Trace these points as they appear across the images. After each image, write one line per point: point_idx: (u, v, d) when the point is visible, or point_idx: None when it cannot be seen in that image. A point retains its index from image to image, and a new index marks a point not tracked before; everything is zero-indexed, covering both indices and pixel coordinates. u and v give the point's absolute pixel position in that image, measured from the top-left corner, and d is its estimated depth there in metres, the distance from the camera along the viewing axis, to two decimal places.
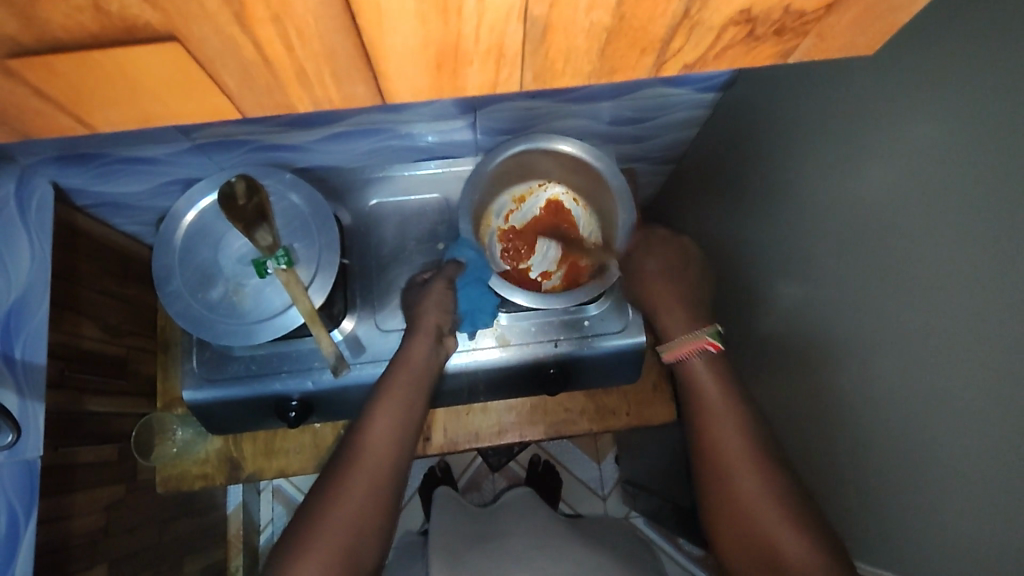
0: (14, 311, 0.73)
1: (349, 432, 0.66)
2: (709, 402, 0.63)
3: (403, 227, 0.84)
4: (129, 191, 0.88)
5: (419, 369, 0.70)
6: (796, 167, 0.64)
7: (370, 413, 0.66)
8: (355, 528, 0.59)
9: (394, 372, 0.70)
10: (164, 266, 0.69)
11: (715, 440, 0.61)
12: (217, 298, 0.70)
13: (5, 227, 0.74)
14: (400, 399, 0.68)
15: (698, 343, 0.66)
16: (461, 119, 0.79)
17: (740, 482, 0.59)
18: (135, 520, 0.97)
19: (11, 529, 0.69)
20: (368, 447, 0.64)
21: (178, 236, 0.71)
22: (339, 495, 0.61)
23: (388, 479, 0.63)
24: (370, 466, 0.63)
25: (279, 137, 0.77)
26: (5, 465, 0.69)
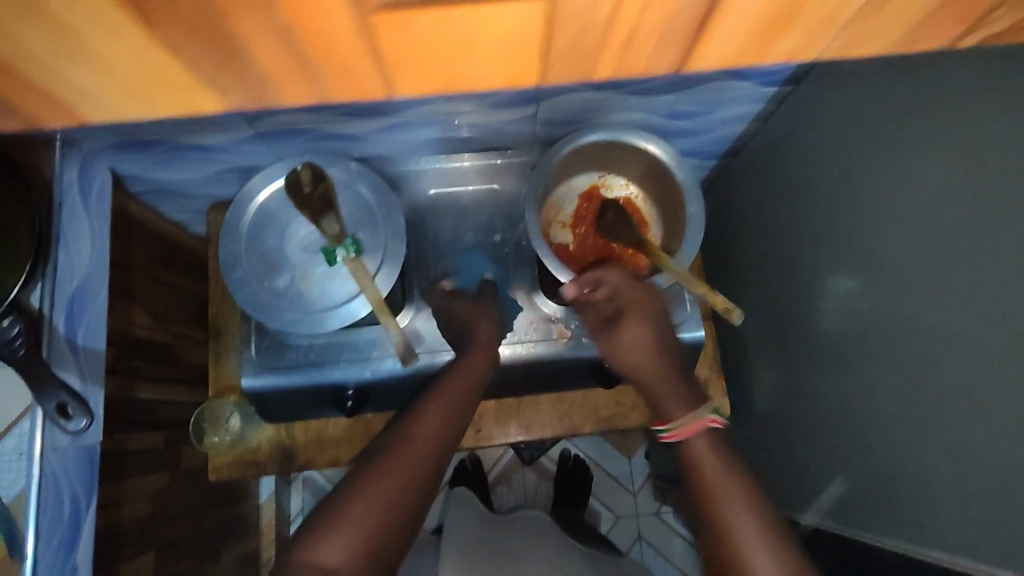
0: (78, 294, 0.73)
1: (396, 425, 0.66)
2: (707, 462, 0.62)
3: (459, 218, 0.84)
4: (183, 178, 0.88)
5: (473, 378, 0.70)
6: (869, 164, 0.63)
7: (416, 415, 0.66)
8: (382, 512, 0.57)
9: (447, 380, 0.69)
10: (231, 253, 0.69)
11: (710, 486, 0.60)
12: (283, 286, 0.70)
13: (68, 212, 0.74)
14: (446, 407, 0.67)
15: (701, 422, 0.64)
16: (524, 110, 0.79)
17: (744, 530, 0.57)
18: (179, 507, 0.98)
19: (76, 516, 0.69)
20: (403, 445, 0.62)
21: (244, 222, 0.71)
22: (374, 481, 0.59)
23: (420, 477, 0.61)
24: (408, 460, 0.61)
25: (341, 124, 0.77)
26: (68, 448, 0.69)
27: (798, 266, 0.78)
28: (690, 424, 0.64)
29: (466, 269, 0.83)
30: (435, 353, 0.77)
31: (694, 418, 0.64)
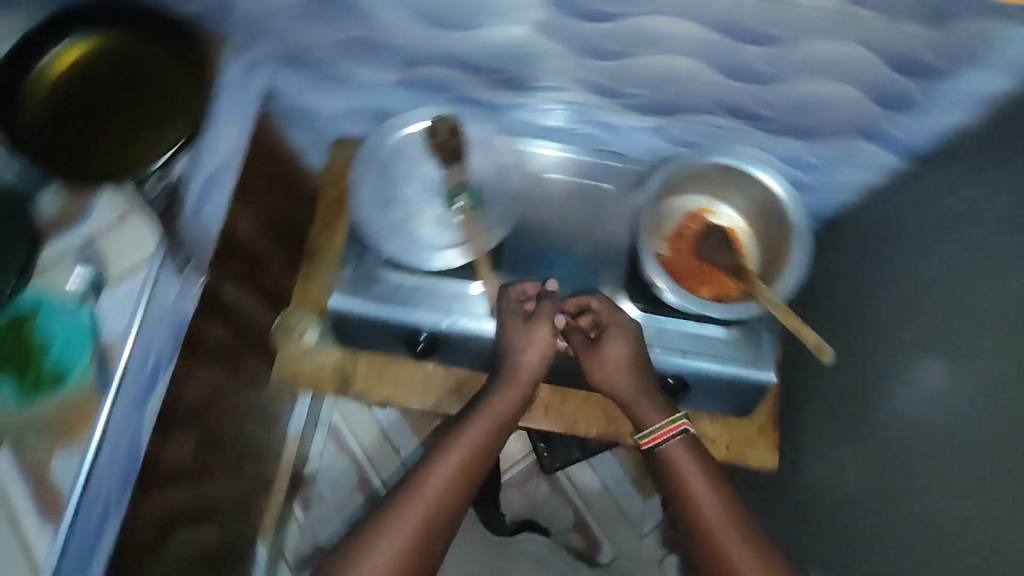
0: (212, 175, 0.81)
1: (440, 433, 0.77)
2: (683, 465, 0.75)
3: (563, 204, 0.87)
4: (324, 105, 0.94)
5: (492, 419, 0.76)
6: (983, 238, 0.63)
7: (434, 467, 0.73)
8: (417, 525, 0.70)
9: (472, 427, 0.76)
10: (361, 177, 0.75)
11: (688, 487, 0.74)
12: (397, 219, 0.74)
13: (225, 103, 0.82)
14: (467, 452, 0.75)
15: (673, 427, 0.76)
16: (654, 119, 0.83)
17: (717, 524, 0.72)
18: (225, 408, 1.02)
19: (154, 374, 0.74)
20: (424, 493, 0.72)
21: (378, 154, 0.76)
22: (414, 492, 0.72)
23: (436, 533, 0.71)
24: (444, 474, 0.73)
25: (485, 90, 0.83)
26: (168, 310, 0.75)
27: (879, 331, 0.77)
28: (671, 432, 0.76)
29: (555, 252, 0.85)
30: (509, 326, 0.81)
31: (672, 424, 0.76)
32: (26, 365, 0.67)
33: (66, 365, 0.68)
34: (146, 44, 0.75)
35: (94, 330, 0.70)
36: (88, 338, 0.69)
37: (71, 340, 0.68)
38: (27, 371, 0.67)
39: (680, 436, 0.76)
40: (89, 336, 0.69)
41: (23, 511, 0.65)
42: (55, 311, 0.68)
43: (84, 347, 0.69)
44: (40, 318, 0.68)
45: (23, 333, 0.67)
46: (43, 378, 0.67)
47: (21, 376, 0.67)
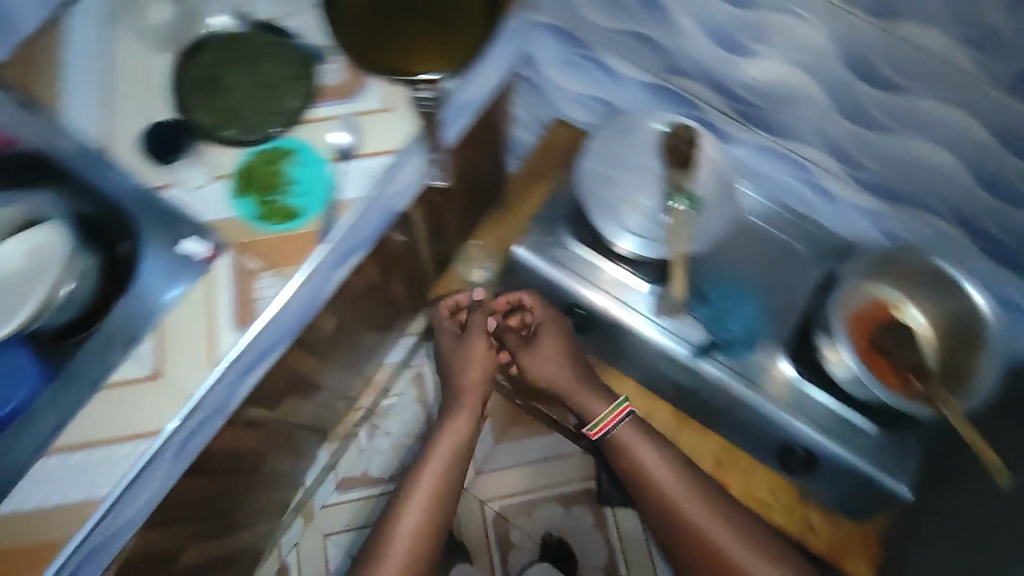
0: (463, 106, 0.88)
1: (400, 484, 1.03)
2: (635, 452, 0.99)
3: (752, 246, 0.89)
4: (566, 84, 1.02)
5: (457, 435, 1.04)
6: None
7: (413, 491, 1.00)
8: (421, 506, 0.99)
9: (431, 458, 1.02)
10: (598, 145, 0.85)
11: (648, 475, 0.98)
12: (613, 196, 0.81)
13: (498, 52, 0.90)
14: (435, 474, 1.02)
15: (622, 411, 1.02)
16: (877, 203, 0.83)
17: (679, 501, 0.96)
18: (365, 310, 1.09)
19: (350, 249, 0.82)
20: (415, 505, 0.99)
21: (616, 135, 0.85)
22: (411, 488, 1.01)
23: (424, 527, 0.99)
24: (434, 471, 1.02)
25: (728, 123, 0.86)
26: (385, 202, 0.83)
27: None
28: (615, 418, 1.01)
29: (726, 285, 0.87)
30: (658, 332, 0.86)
31: (617, 409, 1.00)
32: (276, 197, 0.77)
33: (304, 206, 0.77)
34: None
35: (334, 186, 0.78)
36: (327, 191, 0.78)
37: (313, 189, 0.78)
38: (274, 201, 0.77)
39: (624, 421, 1.01)
40: (329, 189, 0.78)
41: (221, 308, 0.73)
42: (310, 162, 0.78)
43: (321, 196, 0.78)
44: (297, 163, 0.78)
45: (281, 171, 0.77)
46: (284, 211, 0.76)
47: (269, 204, 0.77)
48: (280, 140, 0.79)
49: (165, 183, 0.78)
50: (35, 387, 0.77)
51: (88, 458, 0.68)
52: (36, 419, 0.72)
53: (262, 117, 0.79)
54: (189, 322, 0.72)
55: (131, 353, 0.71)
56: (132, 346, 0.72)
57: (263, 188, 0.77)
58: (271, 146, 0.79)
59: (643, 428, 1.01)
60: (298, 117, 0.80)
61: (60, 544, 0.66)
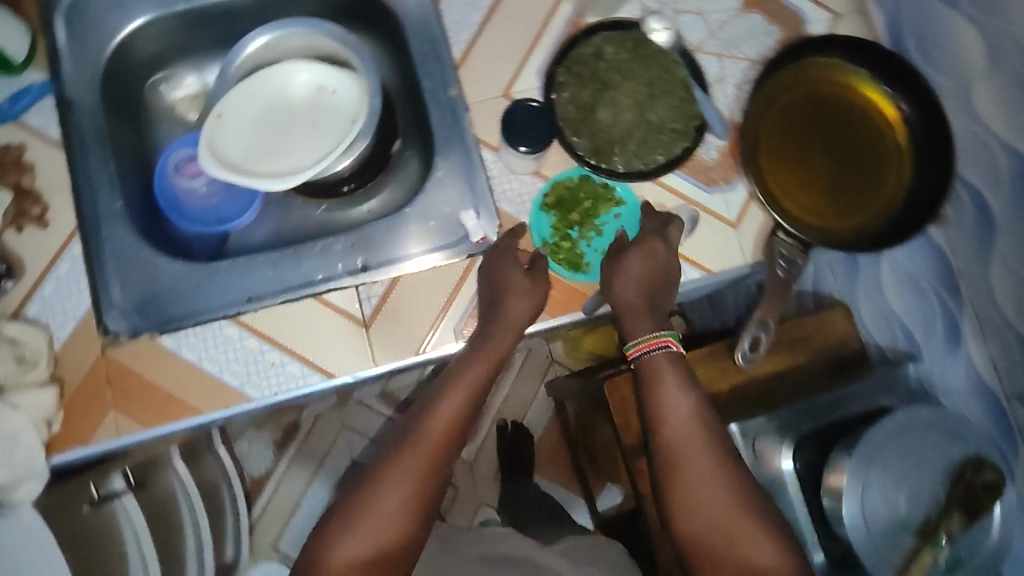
0: None
1: (384, 452, 0.63)
2: (667, 384, 0.64)
3: None
4: (878, 294, 0.84)
5: (495, 359, 0.64)
6: None
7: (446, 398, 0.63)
8: (406, 489, 0.60)
9: (466, 368, 0.64)
10: (908, 419, 0.69)
11: (667, 414, 0.63)
12: (883, 490, 0.67)
13: None
14: (473, 379, 0.64)
15: (659, 338, 0.66)
16: None
17: (698, 466, 0.61)
18: None
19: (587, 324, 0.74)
20: (392, 479, 0.60)
21: (931, 427, 0.69)
22: (389, 470, 0.61)
23: (439, 467, 0.62)
24: (420, 450, 0.61)
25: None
26: None
27: None
28: (652, 347, 0.65)
29: None
30: None
31: (657, 337, 0.65)
32: (575, 237, 0.69)
33: (593, 264, 0.69)
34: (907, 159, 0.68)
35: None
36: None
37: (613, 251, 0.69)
38: (571, 241, 0.69)
39: (667, 351, 0.65)
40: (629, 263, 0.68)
41: (462, 301, 0.68)
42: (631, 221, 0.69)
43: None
44: (616, 215, 0.69)
45: (597, 216, 0.69)
46: (574, 258, 0.68)
47: (564, 239, 0.69)
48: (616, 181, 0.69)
49: (485, 143, 0.70)
50: (251, 221, 0.77)
51: (264, 353, 0.66)
52: (240, 272, 0.69)
53: (618, 148, 0.69)
54: (426, 290, 0.68)
55: (359, 284, 0.68)
56: (358, 272, 0.69)
57: (569, 220, 0.68)
58: (603, 181, 0.69)
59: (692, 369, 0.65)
60: (648, 170, 0.69)
61: (196, 409, 0.64)
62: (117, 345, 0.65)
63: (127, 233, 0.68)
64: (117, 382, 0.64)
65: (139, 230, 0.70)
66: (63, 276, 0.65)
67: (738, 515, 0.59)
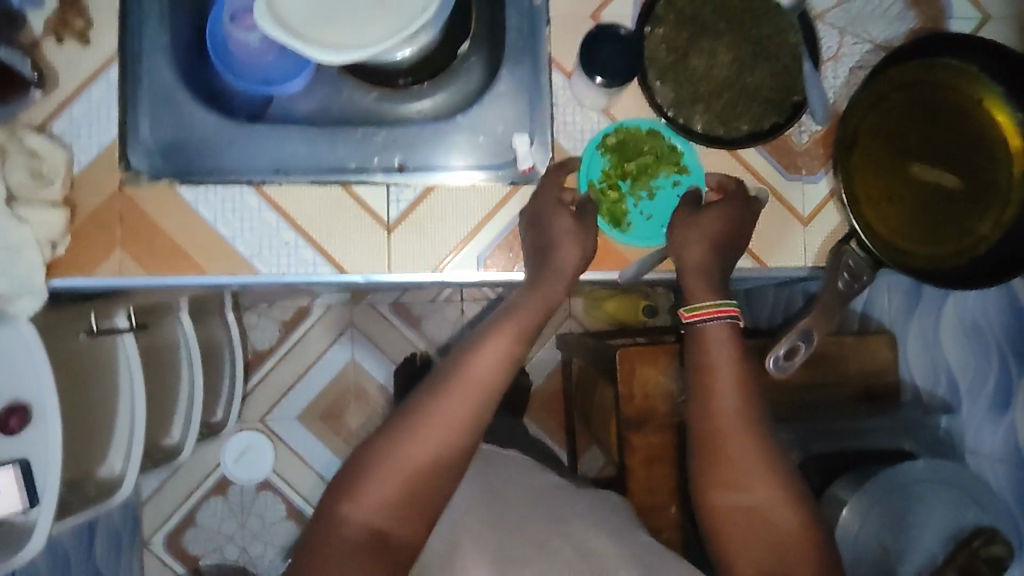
0: None
1: (425, 389, 0.57)
2: (719, 364, 0.59)
3: None
4: (929, 336, 0.77)
5: (539, 309, 0.60)
6: None
7: (489, 340, 0.58)
8: (453, 424, 0.55)
9: (518, 309, 0.60)
10: (937, 468, 0.65)
11: (720, 401, 0.58)
12: (889, 532, 0.64)
13: None
14: (517, 323, 0.59)
15: (719, 309, 0.60)
16: None
17: (749, 456, 0.56)
18: None
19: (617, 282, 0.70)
20: (431, 417, 0.55)
21: (957, 480, 0.65)
22: (431, 405, 0.55)
23: (485, 407, 0.56)
24: (465, 389, 0.56)
25: None
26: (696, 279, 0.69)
27: None
28: (715, 315, 0.60)
29: None
30: None
31: (719, 306, 0.60)
32: (624, 191, 0.64)
33: (636, 224, 0.63)
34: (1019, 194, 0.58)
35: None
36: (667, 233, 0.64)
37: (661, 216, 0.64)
38: (619, 194, 0.63)
39: (724, 321, 0.60)
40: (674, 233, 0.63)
41: (494, 227, 0.63)
42: (690, 189, 0.63)
43: (659, 232, 0.63)
44: (675, 179, 0.63)
45: (654, 175, 0.63)
46: (618, 213, 0.63)
47: (612, 191, 0.63)
48: (684, 143, 0.63)
49: (559, 66, 0.64)
50: (298, 90, 0.73)
51: (279, 230, 0.63)
52: (274, 141, 0.66)
53: (702, 105, 0.62)
54: (458, 208, 0.63)
55: (391, 183, 0.63)
56: (393, 171, 0.65)
57: (622, 172, 0.63)
58: (670, 139, 0.63)
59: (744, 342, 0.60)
60: (728, 137, 0.62)
61: (203, 269, 0.62)
62: (135, 185, 0.63)
63: (168, 71, 0.65)
64: (130, 222, 0.62)
65: (181, 71, 0.66)
66: (96, 100, 0.63)
67: (794, 516, 0.55)
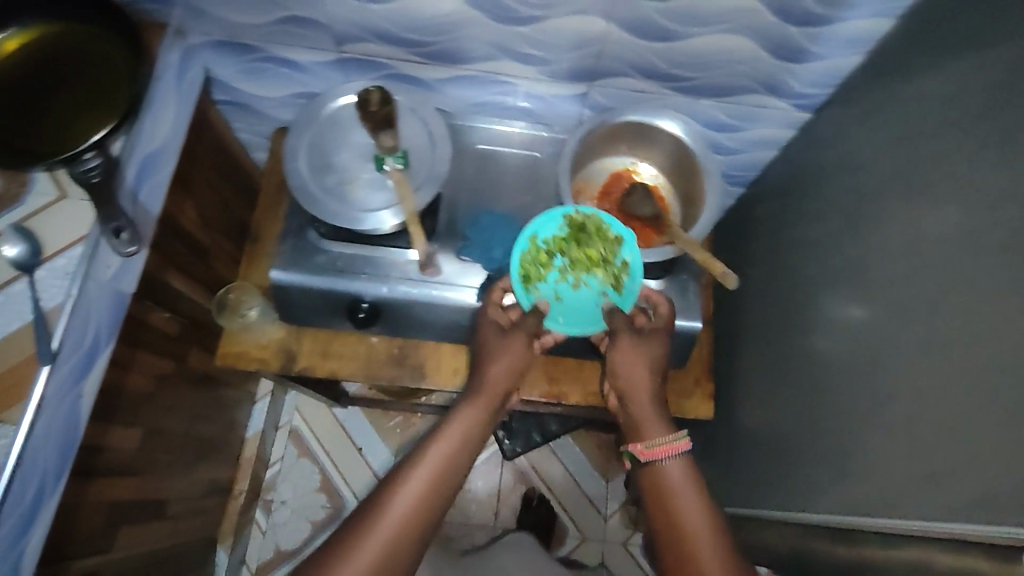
0: (150, 159, 0.79)
1: (332, 544, 0.66)
2: (672, 483, 0.71)
3: (498, 177, 0.90)
4: (262, 93, 0.94)
5: (450, 444, 0.72)
6: (870, 202, 0.69)
7: (403, 481, 0.69)
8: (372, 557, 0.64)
9: (417, 462, 0.70)
10: (294, 144, 0.77)
11: (679, 521, 0.68)
12: (332, 184, 0.76)
13: (161, 87, 0.81)
14: (418, 482, 0.69)
15: (676, 444, 0.72)
16: (576, 87, 0.85)
17: (699, 535, 0.67)
18: (173, 402, 1.04)
19: (93, 349, 0.76)
20: (354, 563, 0.64)
21: (318, 117, 0.78)
22: (349, 556, 0.64)
23: (410, 540, 0.67)
24: (391, 517, 0.66)
25: (414, 67, 0.84)
26: (105, 291, 0.75)
27: (793, 300, 0.84)
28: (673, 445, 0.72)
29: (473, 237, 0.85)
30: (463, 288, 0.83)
31: (676, 440, 0.72)
32: (557, 265, 0.80)
33: (544, 295, 0.78)
34: (90, 33, 0.75)
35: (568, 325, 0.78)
36: (557, 319, 0.78)
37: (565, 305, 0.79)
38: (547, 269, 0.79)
39: (677, 455, 0.72)
40: (566, 321, 0.77)
41: None
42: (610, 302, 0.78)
43: (557, 314, 0.78)
44: (628, 276, 0.78)
45: (593, 274, 0.80)
46: (532, 271, 0.78)
47: (547, 259, 0.79)
48: (629, 262, 0.78)
49: None
50: None
51: None
52: None
53: None
54: None
55: None
56: None
57: (561, 251, 0.80)
58: (621, 256, 0.78)
59: (699, 471, 0.71)
60: None
61: None
62: None
63: None
64: None
65: None
66: None
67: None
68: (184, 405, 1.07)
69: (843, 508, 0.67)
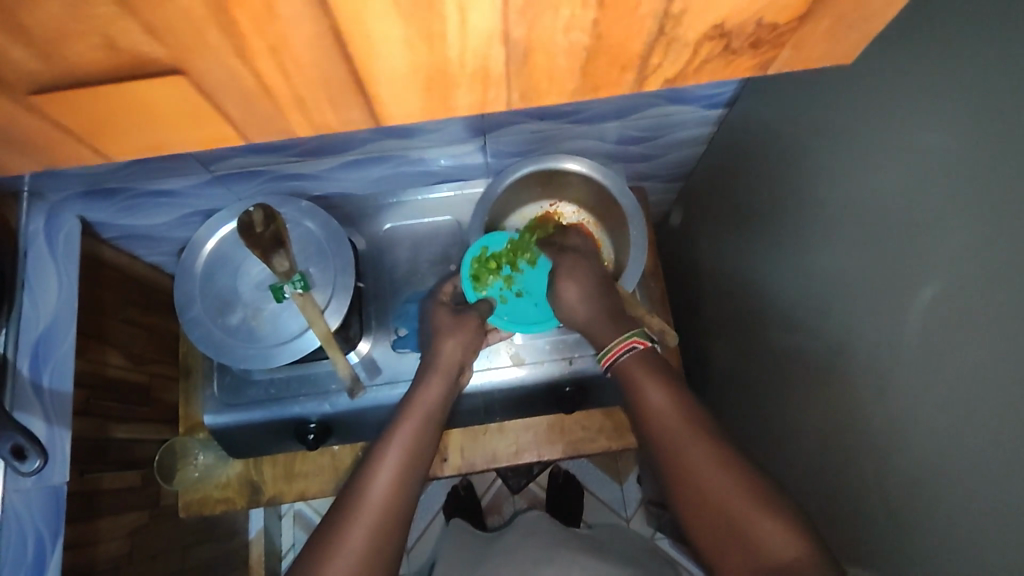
0: (43, 338, 0.73)
1: (317, 538, 0.58)
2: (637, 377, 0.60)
3: (417, 249, 0.85)
4: (152, 222, 0.88)
5: (423, 411, 0.66)
6: (801, 203, 0.65)
7: (377, 465, 0.62)
8: (356, 554, 0.56)
9: (385, 441, 0.64)
10: (186, 293, 0.72)
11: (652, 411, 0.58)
12: (236, 323, 0.71)
13: (33, 258, 0.75)
14: (392, 467, 0.62)
15: (626, 343, 0.62)
16: (470, 143, 0.79)
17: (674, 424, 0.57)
18: (159, 546, 0.99)
19: (39, 558, 0.70)
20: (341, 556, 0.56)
21: (198, 265, 0.73)
22: (330, 551, 0.56)
23: (392, 529, 0.59)
24: (374, 501, 0.59)
25: (296, 167, 0.78)
26: (32, 492, 0.70)
27: (751, 301, 0.79)
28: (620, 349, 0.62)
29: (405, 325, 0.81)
30: (406, 380, 0.78)
31: (621, 342, 0.62)
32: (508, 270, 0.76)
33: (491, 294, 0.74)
34: None
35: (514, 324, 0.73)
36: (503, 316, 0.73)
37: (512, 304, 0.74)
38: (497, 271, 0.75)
39: (631, 352, 0.62)
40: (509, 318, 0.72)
41: None
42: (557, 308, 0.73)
43: (501, 312, 0.73)
44: None
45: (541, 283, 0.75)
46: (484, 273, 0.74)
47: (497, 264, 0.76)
48: None
49: None
50: None
51: None
52: None
53: None
54: None
55: None
56: None
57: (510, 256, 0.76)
58: None
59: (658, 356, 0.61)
60: None
61: None
62: None
63: None
64: None
65: None
66: None
67: (710, 454, 0.55)
68: (173, 543, 1.03)
69: (855, 535, 0.62)
